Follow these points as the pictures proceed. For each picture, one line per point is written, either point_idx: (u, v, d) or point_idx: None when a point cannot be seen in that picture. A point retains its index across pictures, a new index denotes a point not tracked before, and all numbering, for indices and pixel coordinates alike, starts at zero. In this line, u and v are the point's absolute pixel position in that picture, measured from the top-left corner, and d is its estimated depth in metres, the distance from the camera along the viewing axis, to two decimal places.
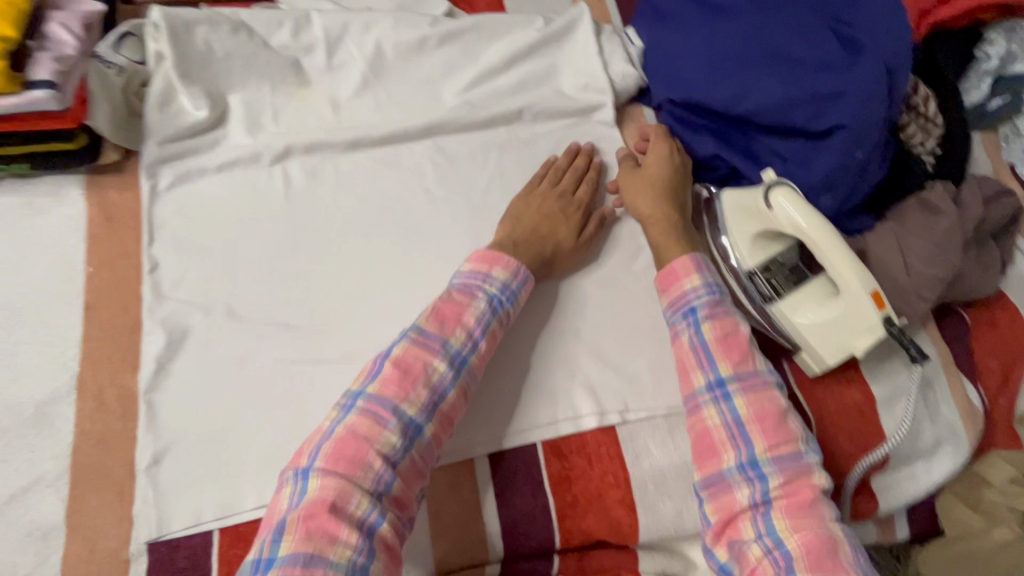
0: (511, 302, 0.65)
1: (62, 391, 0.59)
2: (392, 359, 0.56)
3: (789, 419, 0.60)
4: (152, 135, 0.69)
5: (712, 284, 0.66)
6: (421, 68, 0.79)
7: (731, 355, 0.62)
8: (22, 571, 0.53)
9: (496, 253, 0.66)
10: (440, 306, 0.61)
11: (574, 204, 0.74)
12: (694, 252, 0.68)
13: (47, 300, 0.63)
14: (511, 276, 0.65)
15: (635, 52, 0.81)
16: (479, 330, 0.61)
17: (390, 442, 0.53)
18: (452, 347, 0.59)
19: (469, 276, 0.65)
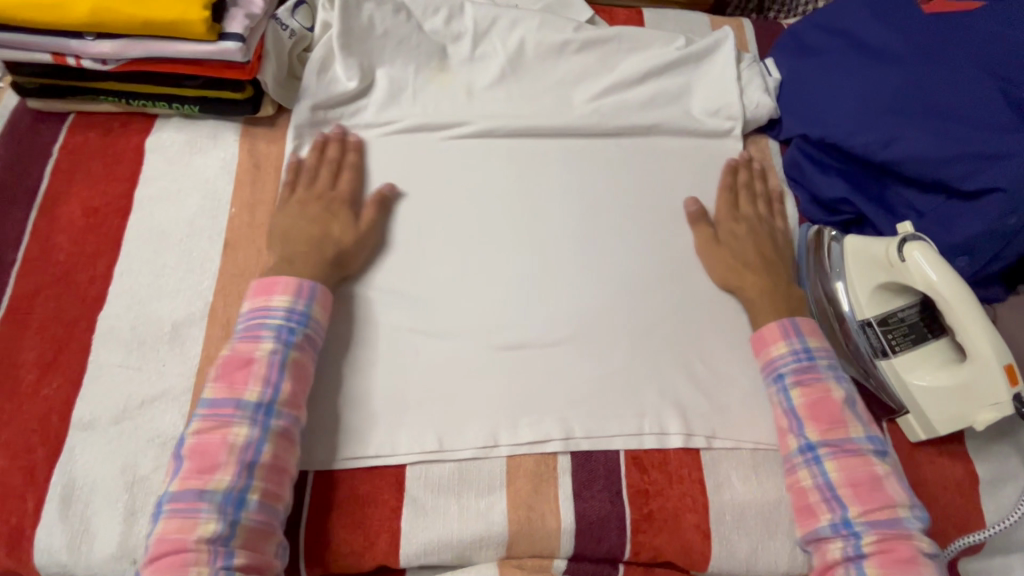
0: (303, 323, 0.61)
1: (196, 316, 0.64)
2: (185, 449, 0.54)
3: (887, 484, 0.59)
4: (307, 98, 0.75)
5: (804, 348, 0.65)
6: (556, 70, 0.81)
7: (820, 420, 0.62)
8: (141, 472, 0.57)
9: (270, 278, 0.63)
10: (221, 365, 0.58)
11: (344, 206, 0.70)
12: (787, 316, 0.68)
13: (193, 231, 0.68)
14: (294, 295, 0.62)
15: (773, 83, 0.81)
16: (274, 372, 0.57)
17: (208, 526, 0.51)
18: (248, 401, 0.56)
19: (253, 315, 0.61)
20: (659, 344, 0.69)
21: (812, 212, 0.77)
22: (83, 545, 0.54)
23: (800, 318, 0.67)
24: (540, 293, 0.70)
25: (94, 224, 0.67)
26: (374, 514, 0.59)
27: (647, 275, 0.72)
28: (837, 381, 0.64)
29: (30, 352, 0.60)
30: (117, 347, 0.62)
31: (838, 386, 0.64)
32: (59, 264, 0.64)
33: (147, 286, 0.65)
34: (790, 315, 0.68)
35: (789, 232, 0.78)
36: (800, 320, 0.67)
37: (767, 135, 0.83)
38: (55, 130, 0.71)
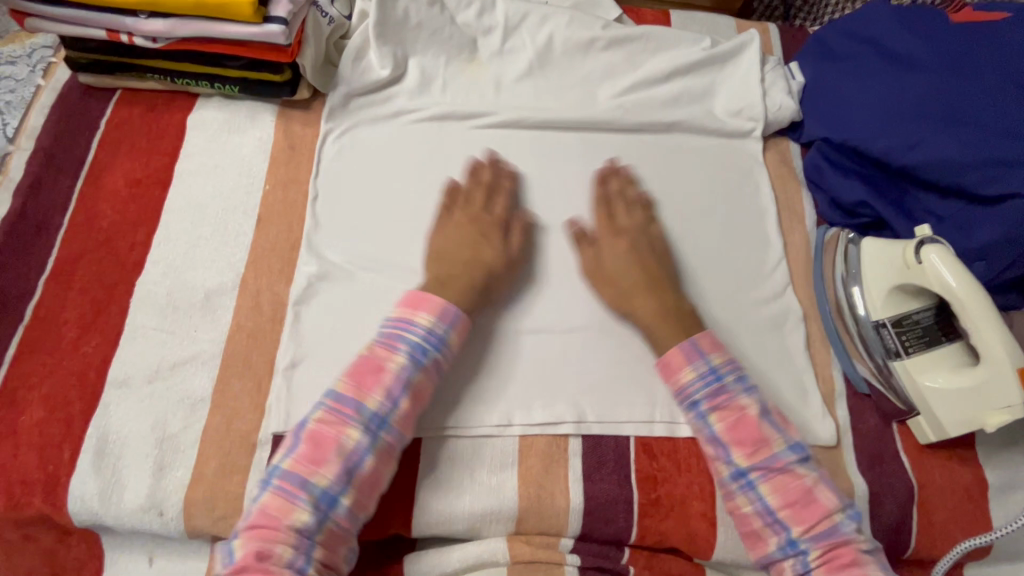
0: (438, 345, 0.61)
1: (227, 286, 0.67)
2: (304, 433, 0.56)
3: (818, 492, 0.58)
4: (342, 83, 0.77)
5: (710, 369, 0.62)
6: (583, 66, 0.83)
7: (743, 444, 0.59)
8: (171, 430, 0.60)
9: (427, 293, 0.63)
10: (355, 366, 0.59)
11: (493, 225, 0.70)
12: (685, 337, 0.64)
13: (228, 205, 0.71)
14: (441, 317, 0.61)
15: (796, 86, 0.82)
16: (397, 388, 0.58)
17: (302, 513, 0.53)
18: (367, 409, 0.57)
19: (398, 324, 0.61)
20: None
21: (830, 214, 0.78)
22: (114, 495, 0.57)
23: (699, 335, 0.64)
24: (559, 281, 0.72)
25: (136, 195, 0.70)
26: (390, 481, 0.61)
27: None
28: (749, 395, 0.62)
29: (71, 312, 0.63)
30: (153, 311, 0.65)
31: (750, 401, 0.61)
32: (101, 230, 0.67)
33: (182, 255, 0.68)
34: (689, 337, 0.64)
35: (807, 234, 0.79)
36: (697, 341, 0.64)
37: (788, 138, 0.84)
38: (103, 105, 0.75)
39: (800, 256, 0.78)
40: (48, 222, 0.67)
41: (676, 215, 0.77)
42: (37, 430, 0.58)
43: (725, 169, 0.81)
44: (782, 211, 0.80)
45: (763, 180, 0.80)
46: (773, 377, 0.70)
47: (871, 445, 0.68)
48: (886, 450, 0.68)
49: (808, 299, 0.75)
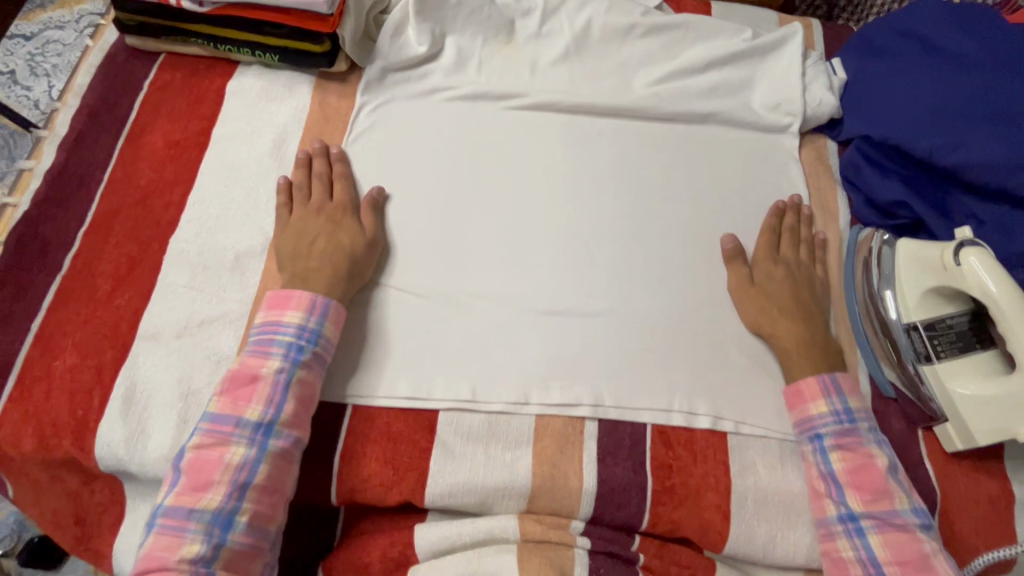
0: (314, 340, 0.61)
1: (257, 248, 0.68)
2: (185, 463, 0.56)
3: (936, 561, 0.57)
4: (379, 58, 0.78)
5: (845, 410, 0.63)
6: (620, 52, 0.82)
7: (862, 489, 0.60)
8: (195, 384, 0.61)
9: (286, 292, 0.63)
10: (227, 379, 0.59)
11: (338, 210, 0.69)
12: (826, 371, 0.66)
13: (262, 171, 0.72)
14: (306, 312, 0.61)
15: (838, 82, 0.80)
16: (278, 393, 0.58)
17: (201, 533, 0.54)
18: (248, 421, 0.57)
19: (264, 328, 0.61)
20: (697, 327, 0.69)
21: (865, 214, 0.76)
22: (139, 444, 0.58)
23: (841, 375, 0.65)
24: (583, 264, 0.71)
25: (174, 156, 0.71)
26: (405, 451, 0.62)
27: (691, 259, 0.73)
28: (879, 447, 0.62)
29: (107, 265, 0.65)
30: (184, 269, 0.66)
31: (880, 452, 0.62)
32: (139, 188, 0.69)
33: (215, 216, 0.69)
34: (826, 372, 0.66)
35: (839, 233, 0.77)
36: (837, 378, 0.65)
37: (826, 135, 0.82)
38: (147, 67, 0.76)
39: (831, 255, 0.76)
40: (89, 177, 0.69)
41: (705, 207, 0.76)
42: (69, 375, 0.60)
43: (758, 163, 0.79)
44: (815, 209, 0.78)
45: (797, 177, 0.79)
46: None
47: (894, 450, 0.67)
48: (909, 457, 0.67)
49: (837, 298, 0.74)
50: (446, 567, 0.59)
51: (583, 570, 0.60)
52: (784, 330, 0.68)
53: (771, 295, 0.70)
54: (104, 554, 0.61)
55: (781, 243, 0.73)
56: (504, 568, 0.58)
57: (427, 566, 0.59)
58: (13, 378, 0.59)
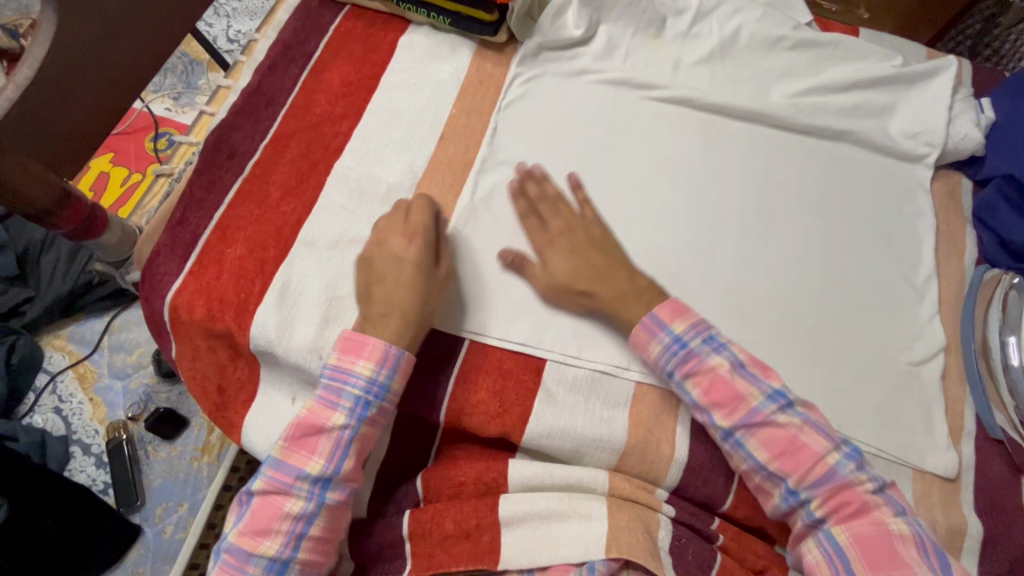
0: (381, 396, 0.62)
1: (406, 184, 0.75)
2: (252, 503, 0.61)
3: (805, 438, 0.59)
4: (537, 34, 0.84)
5: (676, 339, 0.63)
6: (764, 61, 0.85)
7: (723, 404, 0.61)
8: (338, 292, 0.68)
9: (358, 338, 0.63)
10: (294, 427, 0.62)
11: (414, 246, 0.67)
12: (647, 310, 0.64)
13: (419, 119, 0.80)
14: (378, 365, 0.62)
15: (985, 121, 0.80)
16: (340, 450, 0.61)
17: (258, 570, 0.60)
18: (308, 475, 0.61)
19: (335, 374, 0.62)
20: (802, 331, 0.70)
21: (994, 254, 0.76)
22: (287, 331, 0.66)
23: (659, 308, 0.64)
24: (699, 257, 0.74)
25: (347, 93, 0.80)
26: (513, 389, 0.66)
27: (805, 267, 0.74)
28: (719, 354, 0.62)
29: (281, 176, 0.74)
30: (342, 191, 0.74)
31: (723, 361, 0.62)
32: (315, 115, 0.78)
33: (374, 152, 0.77)
34: (652, 306, 0.64)
35: (963, 269, 0.77)
36: (660, 310, 0.64)
37: (961, 172, 0.82)
38: (334, 15, 0.86)
39: (951, 289, 0.75)
40: (276, 99, 0.79)
41: (828, 220, 0.77)
42: (238, 263, 0.68)
43: (889, 187, 0.79)
44: (941, 242, 0.78)
45: (927, 207, 0.79)
46: (903, 395, 0.68)
47: (993, 490, 0.66)
48: (1010, 500, 0.65)
49: (953, 333, 0.73)
50: (536, 500, 0.62)
51: (667, 534, 0.62)
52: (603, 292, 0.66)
53: (563, 273, 0.67)
54: (235, 424, 0.70)
55: (802, 275, 0.73)
56: (593, 513, 0.61)
57: (515, 495, 0.62)
58: (195, 255, 0.69)
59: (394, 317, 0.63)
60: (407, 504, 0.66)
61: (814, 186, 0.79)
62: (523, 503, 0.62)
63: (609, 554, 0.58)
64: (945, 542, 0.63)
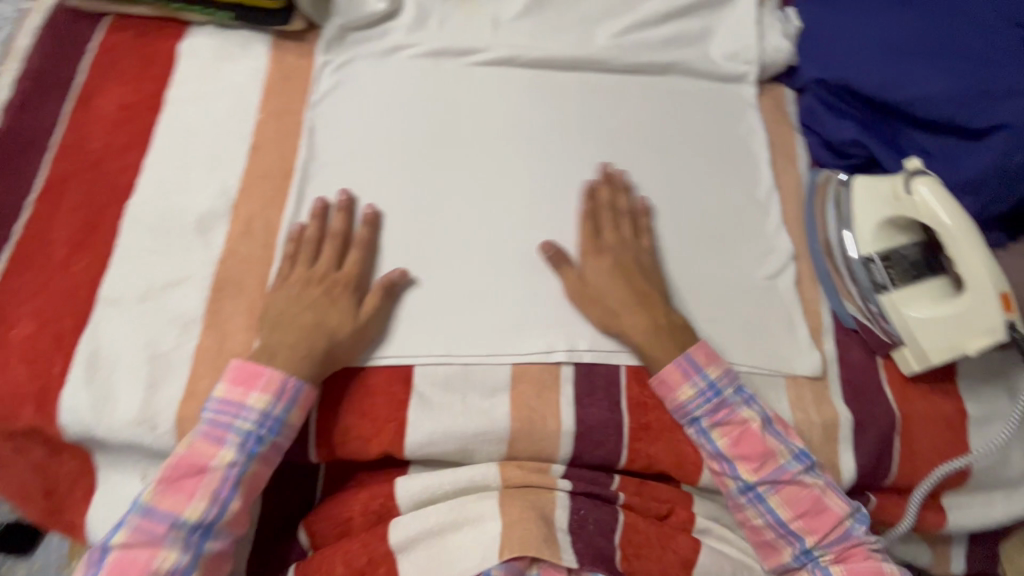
0: (274, 430, 0.58)
1: (220, 210, 0.67)
2: (110, 560, 0.54)
3: (829, 501, 0.61)
4: (337, 16, 0.77)
5: (708, 386, 0.62)
6: (581, 6, 0.82)
7: (749, 457, 0.62)
8: (163, 348, 0.60)
9: (250, 368, 0.59)
10: (172, 468, 0.56)
11: (340, 282, 0.64)
12: (684, 351, 0.64)
13: (221, 133, 0.71)
14: (274, 397, 0.58)
15: (792, 30, 0.82)
16: (224, 490, 0.57)
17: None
18: (185, 522, 0.55)
19: (222, 407, 0.57)
20: (665, 270, 0.70)
21: (823, 156, 0.79)
22: (107, 408, 0.57)
23: (693, 350, 0.63)
24: (550, 219, 0.71)
25: (127, 119, 0.69)
26: (383, 403, 0.61)
27: (657, 206, 0.74)
28: (749, 407, 0.63)
29: (62, 231, 0.63)
30: (144, 232, 0.65)
31: (752, 415, 0.62)
32: (93, 152, 0.67)
33: (173, 181, 0.67)
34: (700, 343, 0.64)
35: (799, 176, 0.79)
36: (692, 354, 0.63)
37: (782, 84, 0.84)
38: (93, 31, 0.74)
39: (792, 198, 0.78)
40: (39, 143, 0.67)
41: (669, 155, 0.77)
42: (28, 343, 0.58)
43: (720, 111, 0.81)
44: (776, 154, 0.80)
45: (757, 124, 0.80)
46: (766, 310, 0.71)
47: (857, 378, 0.69)
48: (872, 384, 0.69)
49: (800, 239, 0.75)
50: (426, 516, 0.59)
51: (564, 512, 0.61)
52: (628, 320, 0.65)
53: (598, 283, 0.67)
54: (78, 524, 0.61)
55: (654, 216, 0.73)
56: (486, 513, 0.59)
57: (406, 516, 0.59)
58: None
59: (279, 362, 0.59)
60: (295, 556, 0.61)
61: (651, 124, 0.78)
62: (413, 523, 0.59)
63: (503, 558, 0.57)
64: (823, 438, 0.67)
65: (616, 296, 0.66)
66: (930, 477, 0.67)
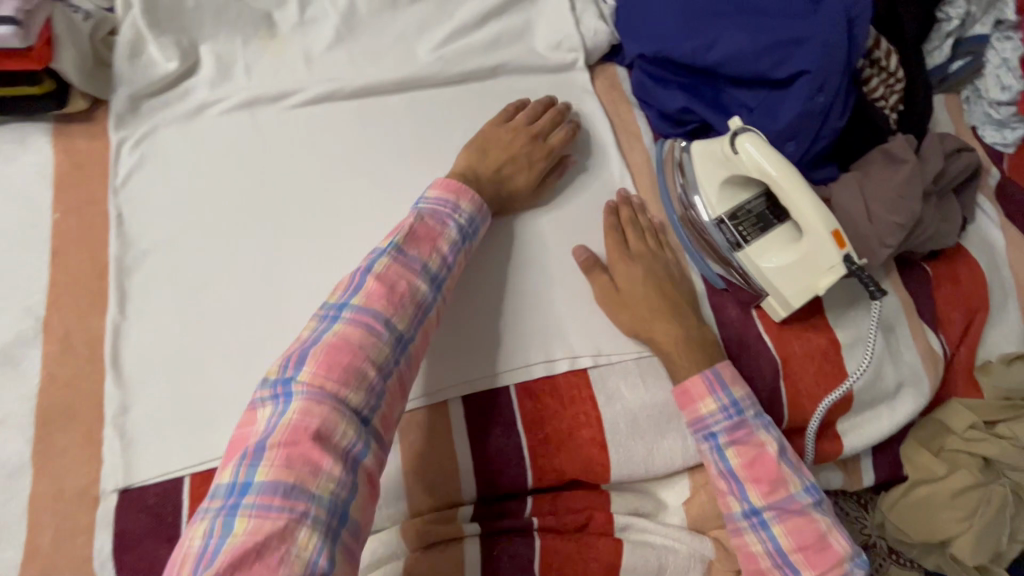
0: (474, 234, 0.65)
1: (28, 334, 0.59)
2: (317, 354, 0.50)
3: (832, 539, 0.60)
4: (122, 86, 0.69)
5: (732, 403, 0.63)
6: (395, 23, 0.79)
7: (758, 481, 0.61)
8: None
9: (455, 185, 0.66)
10: (406, 249, 0.59)
11: (539, 130, 0.74)
12: (708, 367, 0.64)
13: (10, 246, 0.62)
14: (474, 211, 0.66)
15: (607, 10, 0.83)
16: (437, 286, 0.60)
17: (308, 544, 0.43)
18: (423, 286, 0.58)
19: (433, 209, 0.63)
20: (535, 276, 0.70)
21: (662, 127, 0.80)
22: None
23: (721, 367, 0.64)
24: None
25: None
26: None
27: (514, 211, 0.73)
28: (767, 431, 0.63)
29: None
30: None
31: (769, 438, 0.62)
32: None
33: None
34: (716, 364, 0.64)
35: (647, 150, 0.80)
36: (727, 376, 0.64)
37: (613, 63, 0.85)
38: None
39: (644, 173, 0.79)
40: None
41: None
42: None
43: (558, 101, 0.80)
44: (620, 133, 0.81)
45: (597, 107, 0.80)
46: None
47: (735, 334, 0.72)
48: (750, 337, 0.72)
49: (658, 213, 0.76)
50: None
51: (475, 559, 0.59)
52: (659, 330, 0.66)
53: (633, 291, 0.68)
54: None
55: (515, 223, 0.72)
56: None
57: None
58: None
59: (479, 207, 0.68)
60: None
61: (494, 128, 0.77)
62: None
63: None
64: None
65: (648, 307, 0.67)
66: (820, 412, 0.69)
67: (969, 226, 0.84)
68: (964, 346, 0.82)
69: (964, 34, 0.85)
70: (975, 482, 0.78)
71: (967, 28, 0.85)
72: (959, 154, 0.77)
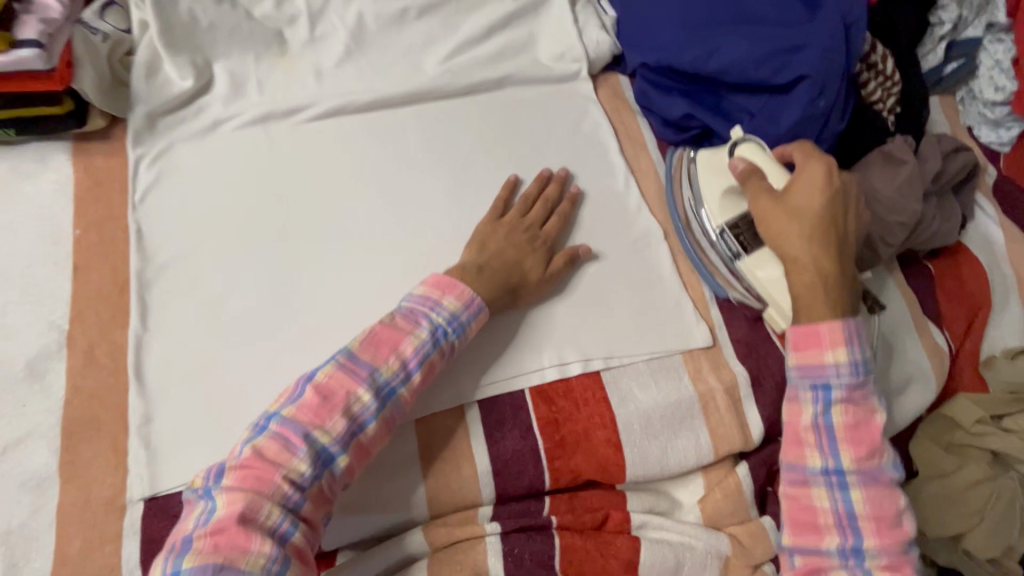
0: (458, 332, 0.62)
1: (52, 348, 0.60)
2: (241, 462, 0.51)
3: (903, 517, 0.61)
4: (139, 105, 0.71)
5: (861, 363, 0.62)
6: (402, 38, 0.81)
7: (858, 445, 0.61)
8: (17, 520, 0.54)
9: (446, 280, 0.63)
10: (357, 355, 0.57)
11: (532, 223, 0.71)
12: (849, 317, 0.62)
13: (33, 262, 0.63)
14: (463, 305, 0.62)
15: (609, 21, 0.85)
16: (386, 396, 0.57)
17: None
18: (363, 398, 0.56)
19: (411, 306, 0.61)
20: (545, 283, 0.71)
21: (666, 134, 0.81)
22: None
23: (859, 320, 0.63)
24: (420, 262, 0.69)
25: None
26: None
27: None
28: (880, 403, 0.63)
29: None
30: None
31: (880, 409, 0.62)
32: None
33: None
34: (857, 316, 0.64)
35: (651, 157, 0.82)
36: (861, 331, 0.62)
37: (615, 72, 0.87)
38: None
39: (649, 179, 0.80)
40: None
41: (523, 168, 0.77)
42: None
43: (562, 111, 0.82)
44: (624, 141, 0.82)
45: (600, 116, 0.82)
46: (650, 293, 0.72)
47: (746, 335, 0.72)
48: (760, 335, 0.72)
49: (664, 217, 0.78)
50: None
51: (496, 558, 0.60)
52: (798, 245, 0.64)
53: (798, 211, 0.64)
54: None
55: None
56: None
57: None
58: None
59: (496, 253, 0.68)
60: None
61: (500, 141, 0.78)
62: None
63: None
64: (730, 403, 0.68)
65: (798, 225, 0.64)
66: None
67: (968, 224, 0.86)
68: (969, 339, 0.83)
69: (958, 37, 0.88)
70: (984, 475, 0.79)
71: (959, 31, 0.87)
72: (958, 153, 0.78)
